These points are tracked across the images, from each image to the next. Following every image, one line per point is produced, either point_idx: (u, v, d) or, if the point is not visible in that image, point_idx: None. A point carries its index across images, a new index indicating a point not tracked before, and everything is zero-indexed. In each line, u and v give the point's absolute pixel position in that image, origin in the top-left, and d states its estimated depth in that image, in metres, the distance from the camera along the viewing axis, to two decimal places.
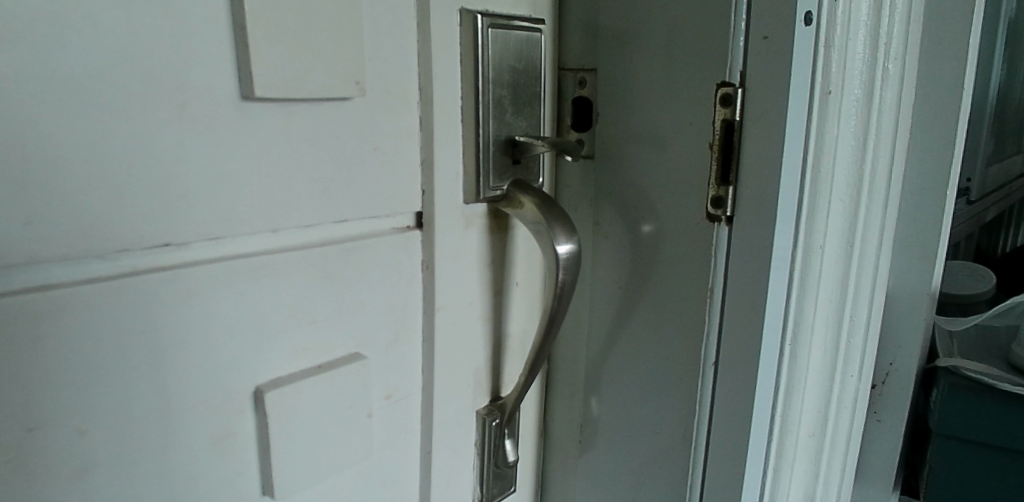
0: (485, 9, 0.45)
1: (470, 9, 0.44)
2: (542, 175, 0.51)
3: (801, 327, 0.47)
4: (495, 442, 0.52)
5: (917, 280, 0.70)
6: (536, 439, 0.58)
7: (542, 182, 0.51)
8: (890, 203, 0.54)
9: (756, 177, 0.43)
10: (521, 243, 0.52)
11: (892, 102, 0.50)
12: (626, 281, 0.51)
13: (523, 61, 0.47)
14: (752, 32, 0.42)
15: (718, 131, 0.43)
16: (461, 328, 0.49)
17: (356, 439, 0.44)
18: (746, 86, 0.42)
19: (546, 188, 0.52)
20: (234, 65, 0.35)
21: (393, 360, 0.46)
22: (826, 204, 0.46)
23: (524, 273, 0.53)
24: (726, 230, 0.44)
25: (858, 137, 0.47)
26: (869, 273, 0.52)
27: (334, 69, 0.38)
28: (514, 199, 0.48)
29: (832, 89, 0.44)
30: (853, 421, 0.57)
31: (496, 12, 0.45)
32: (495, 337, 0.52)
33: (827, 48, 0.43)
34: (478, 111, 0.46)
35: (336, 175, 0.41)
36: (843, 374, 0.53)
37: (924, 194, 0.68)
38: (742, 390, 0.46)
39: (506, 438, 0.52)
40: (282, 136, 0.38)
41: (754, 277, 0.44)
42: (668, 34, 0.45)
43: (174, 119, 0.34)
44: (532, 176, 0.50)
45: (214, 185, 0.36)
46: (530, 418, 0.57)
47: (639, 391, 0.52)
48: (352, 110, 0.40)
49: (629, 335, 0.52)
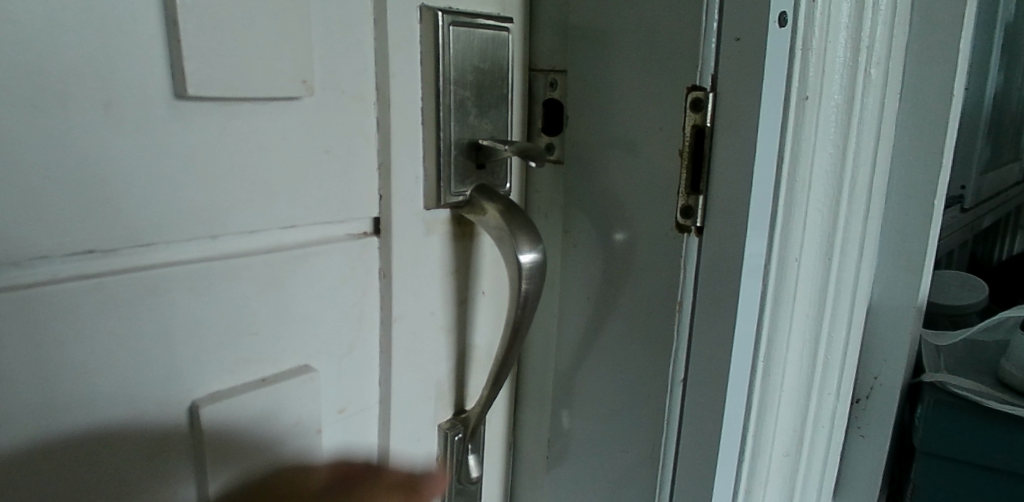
0: (448, 6, 0.43)
1: (431, 5, 0.42)
2: (510, 180, 0.49)
3: (775, 342, 0.45)
4: (458, 458, 0.50)
5: (903, 292, 0.68)
6: (504, 453, 0.56)
7: (509, 187, 0.49)
8: (871, 215, 0.52)
9: (727, 186, 0.41)
10: (487, 251, 0.50)
11: (874, 109, 0.48)
12: (597, 291, 0.49)
13: (488, 61, 0.45)
14: (724, 33, 0.39)
15: (688, 137, 0.41)
16: (421, 339, 0.47)
17: (304, 456, 0.42)
18: (717, 90, 0.40)
19: (516, 193, 0.50)
20: (167, 62, 0.33)
21: (348, 372, 0.44)
22: (803, 214, 0.44)
23: (491, 282, 0.51)
24: (696, 240, 0.42)
25: (838, 143, 0.45)
26: (848, 287, 0.51)
27: (278, 67, 0.36)
28: (477, 205, 0.46)
29: (809, 94, 0.42)
30: (831, 439, 0.55)
31: (459, 9, 0.43)
32: (459, 348, 0.50)
33: (805, 50, 0.41)
34: (439, 113, 0.43)
35: (282, 178, 0.39)
36: (820, 391, 0.51)
37: (911, 203, 0.66)
38: (711, 409, 0.44)
39: (469, 454, 0.50)
40: (220, 137, 0.36)
41: (724, 291, 0.42)
42: (638, 34, 0.43)
43: (101, 118, 0.32)
44: (498, 181, 0.48)
45: (147, 187, 0.34)
46: (499, 431, 0.55)
47: (608, 406, 0.50)
48: (301, 110, 0.38)
49: (601, 348, 0.49)
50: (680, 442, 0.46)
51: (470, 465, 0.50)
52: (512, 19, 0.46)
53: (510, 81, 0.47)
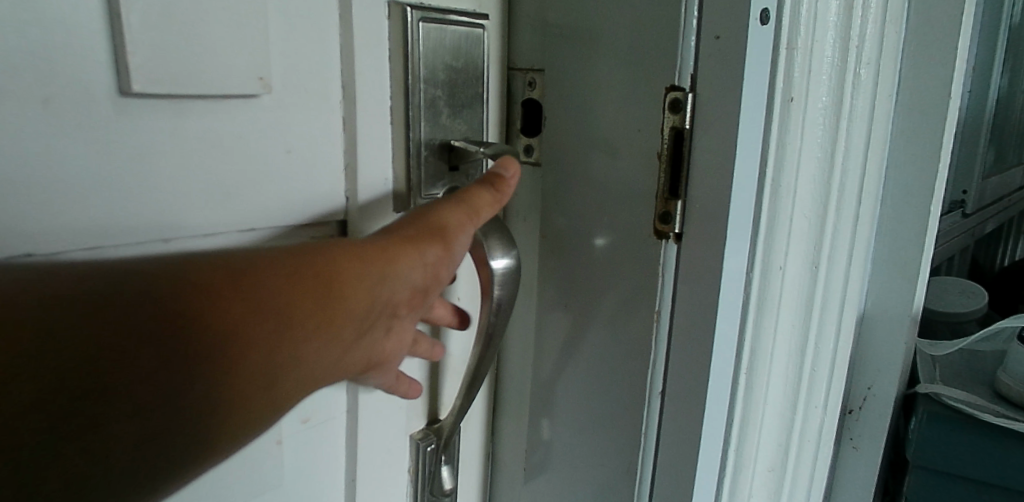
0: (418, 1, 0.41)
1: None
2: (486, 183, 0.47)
3: (757, 355, 0.43)
4: (431, 469, 0.48)
5: (898, 301, 0.66)
6: (482, 464, 0.54)
7: None
8: (860, 221, 0.50)
9: (706, 191, 0.39)
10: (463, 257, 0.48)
11: (863, 112, 0.46)
12: (573, 300, 0.47)
13: (461, 59, 0.43)
14: (704, 31, 0.38)
15: (667, 140, 0.39)
16: None
17: (265, 468, 0.41)
18: (697, 90, 0.38)
19: None
20: (111, 57, 0.31)
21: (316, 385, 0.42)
22: (787, 221, 0.42)
23: (467, 288, 0.48)
24: (675, 247, 0.41)
25: (825, 146, 0.44)
26: (836, 297, 0.49)
27: (233, 64, 0.34)
28: None
29: (795, 95, 0.40)
30: (817, 452, 0.54)
31: (430, 5, 0.41)
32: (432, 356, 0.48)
33: (790, 50, 0.39)
34: (408, 113, 0.42)
35: (241, 179, 0.37)
36: (805, 404, 0.49)
37: (906, 208, 0.65)
38: (689, 424, 0.42)
39: (442, 465, 0.48)
40: (171, 136, 0.34)
41: (704, 301, 0.40)
42: (616, 31, 0.41)
43: (40, 116, 0.30)
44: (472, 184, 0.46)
45: (92, 190, 0.32)
46: (477, 443, 0.53)
47: (585, 419, 0.48)
48: (259, 108, 0.37)
49: (581, 359, 0.47)
50: (659, 458, 0.44)
51: (444, 476, 0.48)
52: (488, 15, 0.44)
53: (485, 80, 0.45)
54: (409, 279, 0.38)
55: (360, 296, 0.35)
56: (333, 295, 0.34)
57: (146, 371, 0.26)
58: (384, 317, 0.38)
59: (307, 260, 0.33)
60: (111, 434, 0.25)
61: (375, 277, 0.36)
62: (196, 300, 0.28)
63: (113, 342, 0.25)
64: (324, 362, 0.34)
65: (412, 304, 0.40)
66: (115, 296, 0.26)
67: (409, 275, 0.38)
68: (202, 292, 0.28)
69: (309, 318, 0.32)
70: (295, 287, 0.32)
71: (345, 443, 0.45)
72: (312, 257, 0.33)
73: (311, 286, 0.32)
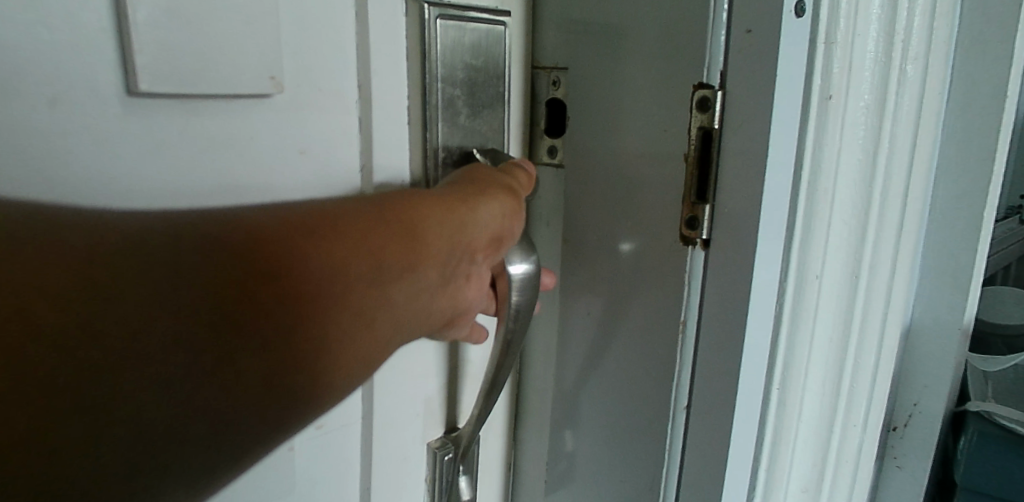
0: None
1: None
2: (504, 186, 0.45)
3: (790, 370, 0.41)
4: (449, 479, 0.47)
5: (946, 312, 0.62)
6: (503, 475, 0.52)
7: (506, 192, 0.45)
8: (906, 228, 0.47)
9: (735, 195, 0.37)
10: None
11: (909, 111, 0.44)
12: (596, 307, 0.45)
13: (482, 58, 0.41)
14: (734, 24, 0.35)
15: (694, 140, 0.37)
16: (408, 353, 0.44)
17: (276, 475, 0.40)
18: (726, 87, 0.36)
19: None
20: (119, 56, 0.31)
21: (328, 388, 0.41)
22: (824, 227, 0.40)
23: None
24: (702, 254, 0.38)
25: (867, 148, 0.41)
26: (878, 308, 0.46)
27: (243, 62, 0.34)
28: None
29: (833, 93, 0.38)
30: (856, 473, 0.51)
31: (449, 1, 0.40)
32: (451, 362, 0.47)
33: (828, 45, 0.37)
34: (426, 113, 0.40)
35: (252, 181, 0.36)
36: (843, 422, 0.47)
37: (957, 214, 0.61)
38: (716, 441, 0.40)
39: (460, 474, 0.47)
40: (180, 137, 0.33)
41: (732, 312, 0.38)
42: (642, 28, 0.39)
43: (47, 117, 0.30)
44: None
45: (99, 190, 0.32)
46: (497, 452, 0.51)
47: (607, 432, 0.46)
48: (271, 108, 0.36)
49: (605, 369, 0.45)
50: (683, 474, 0.42)
51: (461, 485, 0.47)
52: (510, 11, 0.43)
53: (506, 80, 0.43)
54: (482, 227, 0.37)
55: (432, 243, 0.34)
56: (405, 243, 0.33)
57: (220, 315, 0.25)
58: (463, 264, 0.37)
59: (370, 207, 0.32)
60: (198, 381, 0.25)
61: (446, 224, 0.35)
62: (261, 246, 0.27)
63: (183, 287, 0.24)
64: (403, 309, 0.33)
65: (491, 252, 0.39)
66: (176, 242, 0.25)
67: (486, 227, 0.37)
68: (264, 235, 0.27)
69: (382, 262, 0.31)
70: (366, 231, 0.31)
71: (360, 450, 0.44)
72: (375, 204, 0.33)
73: (380, 230, 0.32)
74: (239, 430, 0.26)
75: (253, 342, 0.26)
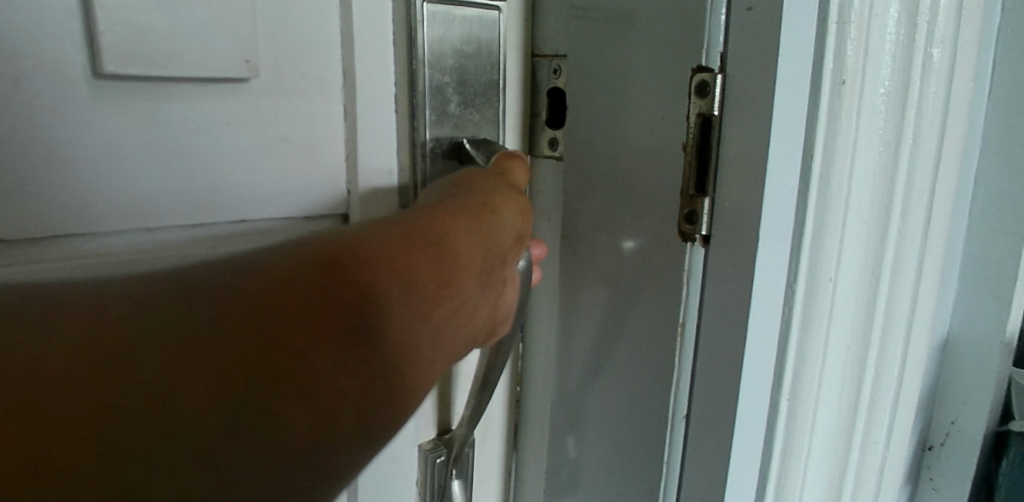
0: None
1: None
2: None
3: (801, 380, 0.38)
4: (441, 483, 0.45)
5: (988, 324, 0.58)
6: (501, 480, 0.50)
7: None
8: (935, 229, 0.44)
9: (736, 187, 0.34)
10: None
11: (937, 102, 0.40)
12: (596, 308, 0.42)
13: (473, 44, 0.40)
14: (735, 2, 0.33)
15: (693, 129, 0.35)
16: None
17: None
18: (727, 70, 0.33)
19: None
20: (84, 37, 0.30)
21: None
22: (840, 225, 0.37)
23: None
24: (702, 251, 0.36)
25: (887, 140, 0.38)
26: (903, 315, 0.43)
27: (216, 45, 0.33)
28: None
29: (848, 78, 0.35)
30: (880, 493, 0.47)
31: None
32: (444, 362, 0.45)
33: (841, 25, 0.34)
34: (414, 100, 0.39)
35: (227, 169, 0.35)
36: (865, 438, 0.43)
37: (1000, 218, 0.57)
38: (716, 454, 0.37)
39: (452, 479, 0.45)
40: (150, 122, 0.32)
41: (733, 315, 0.35)
42: (642, 11, 0.37)
43: (10, 99, 0.29)
44: None
45: (65, 174, 0.31)
46: (496, 454, 0.49)
47: (608, 442, 0.43)
48: (248, 94, 0.35)
49: (604, 374, 0.43)
50: (682, 488, 0.40)
51: (454, 490, 0.46)
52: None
53: (500, 67, 0.41)
54: (505, 228, 0.35)
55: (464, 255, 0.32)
56: (437, 259, 0.30)
57: (240, 368, 0.23)
58: (498, 271, 0.35)
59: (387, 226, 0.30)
60: (238, 441, 0.23)
61: (473, 234, 0.33)
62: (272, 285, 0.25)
63: (186, 341, 0.23)
64: (455, 325, 0.31)
65: (516, 251, 0.37)
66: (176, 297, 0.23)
67: (508, 228, 0.35)
68: (268, 273, 0.25)
69: (418, 281, 0.29)
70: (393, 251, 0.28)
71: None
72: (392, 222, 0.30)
73: (406, 247, 0.29)
74: (281, 473, 0.24)
75: (286, 388, 0.24)
